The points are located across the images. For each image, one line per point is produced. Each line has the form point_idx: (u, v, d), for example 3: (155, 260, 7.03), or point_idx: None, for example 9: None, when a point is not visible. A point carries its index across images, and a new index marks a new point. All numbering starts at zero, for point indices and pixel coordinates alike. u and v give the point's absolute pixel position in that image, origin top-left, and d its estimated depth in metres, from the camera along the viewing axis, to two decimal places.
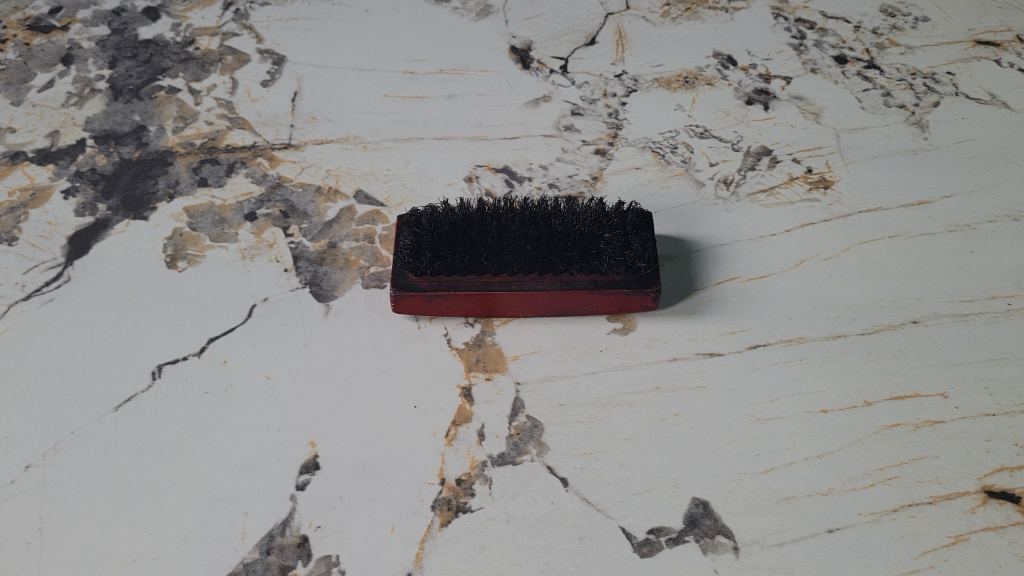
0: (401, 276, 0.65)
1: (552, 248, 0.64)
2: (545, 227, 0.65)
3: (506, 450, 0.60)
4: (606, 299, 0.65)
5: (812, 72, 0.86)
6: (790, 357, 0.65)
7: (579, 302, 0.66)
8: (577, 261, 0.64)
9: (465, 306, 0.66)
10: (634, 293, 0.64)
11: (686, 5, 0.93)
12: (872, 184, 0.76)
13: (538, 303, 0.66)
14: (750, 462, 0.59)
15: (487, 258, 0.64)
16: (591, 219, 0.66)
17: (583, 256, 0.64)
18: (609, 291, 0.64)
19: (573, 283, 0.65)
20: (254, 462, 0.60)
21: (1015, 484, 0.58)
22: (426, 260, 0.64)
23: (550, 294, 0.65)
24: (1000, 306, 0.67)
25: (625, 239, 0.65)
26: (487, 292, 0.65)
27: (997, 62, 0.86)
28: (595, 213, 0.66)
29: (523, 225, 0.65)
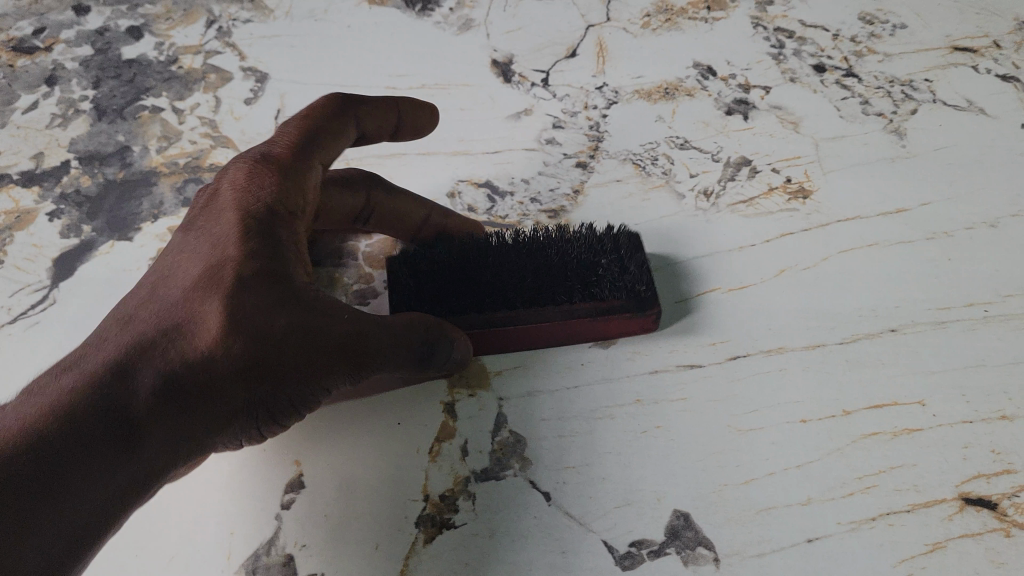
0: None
1: (548, 279, 0.68)
2: (537, 264, 0.69)
3: (490, 466, 0.61)
4: (608, 321, 0.67)
5: (791, 81, 0.87)
6: (770, 367, 0.65)
7: (579, 328, 0.67)
8: (577, 287, 0.67)
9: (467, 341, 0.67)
10: (633, 312, 0.66)
11: (666, 14, 0.94)
12: (851, 193, 0.77)
13: (538, 333, 0.67)
14: (731, 473, 0.60)
15: (486, 293, 0.67)
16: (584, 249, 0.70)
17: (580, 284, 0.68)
18: (612, 316, 0.66)
19: (575, 311, 0.67)
20: (239, 482, 0.61)
21: (992, 491, 0.59)
22: (424, 290, 0.67)
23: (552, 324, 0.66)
24: (977, 313, 0.68)
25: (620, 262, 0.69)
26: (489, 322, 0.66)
27: (975, 68, 0.87)
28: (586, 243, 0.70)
29: (516, 263, 0.69)
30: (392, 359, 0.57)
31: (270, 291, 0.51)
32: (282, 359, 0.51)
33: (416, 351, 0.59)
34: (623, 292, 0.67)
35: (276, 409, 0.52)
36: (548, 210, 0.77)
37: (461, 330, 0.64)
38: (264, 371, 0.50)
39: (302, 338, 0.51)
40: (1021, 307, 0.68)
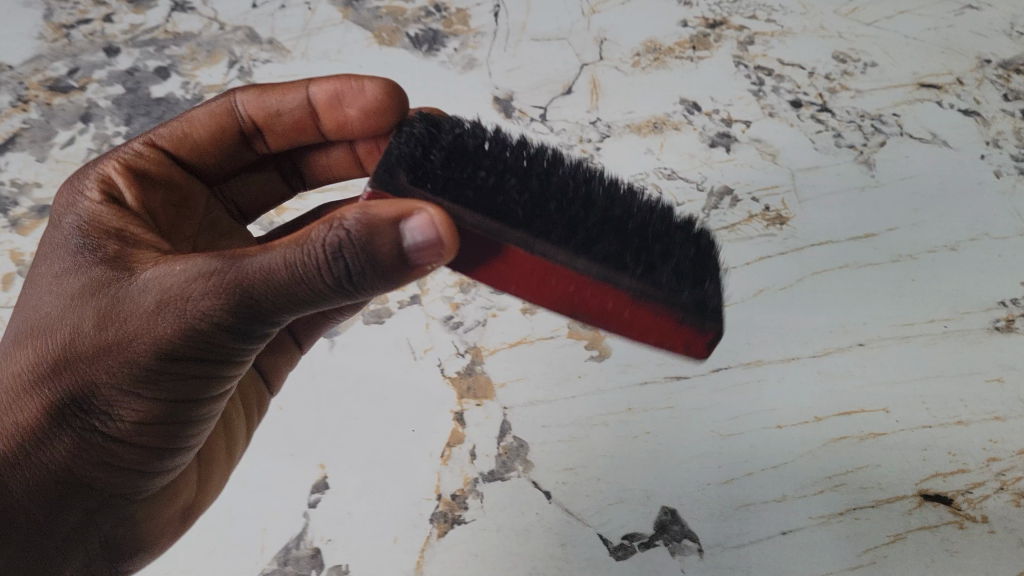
0: (388, 178, 0.51)
1: (600, 219, 0.54)
2: (599, 191, 0.57)
3: (496, 467, 0.68)
4: (656, 320, 0.51)
5: (770, 117, 0.93)
6: (749, 378, 0.72)
7: (618, 311, 0.51)
8: (635, 255, 0.52)
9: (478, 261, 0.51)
10: (693, 313, 0.50)
11: (655, 54, 0.99)
12: (825, 220, 0.84)
13: (561, 286, 0.51)
14: (714, 473, 0.67)
15: (514, 202, 0.51)
16: (652, 213, 0.58)
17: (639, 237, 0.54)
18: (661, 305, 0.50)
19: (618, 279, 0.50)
20: (271, 483, 0.68)
21: (947, 488, 0.66)
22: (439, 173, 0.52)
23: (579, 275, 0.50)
24: (938, 329, 0.75)
25: (699, 263, 0.55)
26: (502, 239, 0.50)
27: (939, 103, 0.93)
28: (665, 216, 0.58)
29: (575, 181, 0.57)
30: (250, 295, 0.46)
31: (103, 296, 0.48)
32: (94, 347, 0.48)
33: (306, 266, 0.45)
34: (692, 296, 0.51)
35: (134, 402, 0.50)
36: None
37: (351, 241, 0.44)
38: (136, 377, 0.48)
39: (153, 336, 0.47)
40: (977, 323, 0.75)
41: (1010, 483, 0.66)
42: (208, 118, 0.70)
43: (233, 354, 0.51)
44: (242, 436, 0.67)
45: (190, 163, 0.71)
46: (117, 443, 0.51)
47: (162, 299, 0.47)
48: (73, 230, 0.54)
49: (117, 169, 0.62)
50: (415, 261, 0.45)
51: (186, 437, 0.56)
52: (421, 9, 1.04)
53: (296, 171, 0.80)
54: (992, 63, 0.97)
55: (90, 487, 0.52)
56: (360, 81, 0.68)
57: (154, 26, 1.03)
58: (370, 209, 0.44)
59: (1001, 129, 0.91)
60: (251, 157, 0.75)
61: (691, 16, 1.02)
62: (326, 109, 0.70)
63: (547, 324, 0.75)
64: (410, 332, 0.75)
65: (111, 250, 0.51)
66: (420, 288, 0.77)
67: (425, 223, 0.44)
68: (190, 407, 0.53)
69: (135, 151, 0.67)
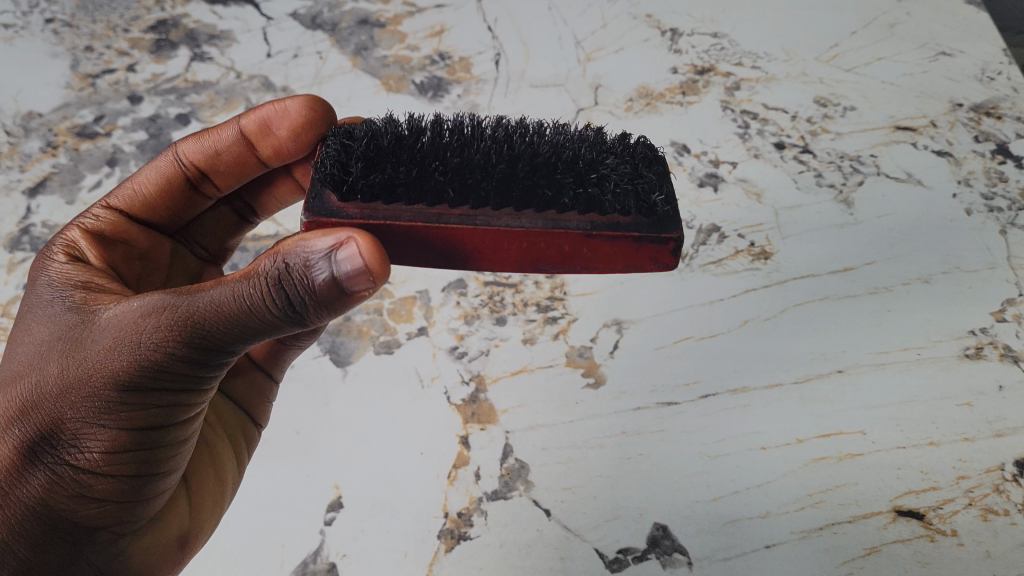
0: (320, 204, 0.60)
1: (531, 166, 0.62)
2: (517, 138, 0.65)
3: (499, 487, 0.73)
4: (614, 246, 0.61)
5: (755, 157, 0.99)
6: (735, 404, 0.77)
7: (575, 247, 0.61)
8: (572, 190, 0.61)
9: (430, 243, 0.60)
10: (650, 235, 0.61)
11: (647, 99, 1.06)
12: (806, 256, 0.90)
13: (516, 246, 0.61)
14: (702, 492, 0.72)
15: (444, 182, 0.60)
16: (574, 140, 0.66)
17: (572, 171, 0.63)
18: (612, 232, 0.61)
19: (563, 223, 0.60)
20: (288, 502, 0.73)
21: (920, 504, 0.71)
22: (360, 178, 0.60)
23: (527, 232, 0.60)
24: (911, 356, 0.80)
25: (632, 172, 0.63)
26: (441, 224, 0.59)
27: (914, 145, 0.99)
28: (590, 139, 0.67)
29: (494, 143, 0.64)
30: (201, 328, 0.54)
31: (72, 344, 0.56)
32: (64, 385, 0.54)
33: (257, 294, 0.53)
34: (639, 214, 0.61)
35: (101, 432, 0.55)
36: None
37: (291, 269, 0.52)
38: (102, 408, 0.55)
39: (118, 370, 0.54)
40: (949, 351, 0.80)
41: (978, 499, 0.71)
42: (154, 174, 0.78)
43: (191, 382, 0.57)
44: (233, 471, 0.72)
45: (146, 218, 0.79)
46: (89, 474, 0.56)
47: (121, 340, 0.54)
48: (47, 288, 0.62)
49: (80, 233, 0.70)
50: (350, 288, 0.52)
51: (166, 465, 0.60)
52: (426, 58, 1.12)
53: (247, 207, 0.87)
54: (964, 106, 1.03)
55: (68, 520, 0.57)
56: (282, 103, 0.76)
57: (175, 75, 1.10)
58: (304, 245, 0.52)
59: (972, 169, 0.96)
60: (204, 205, 0.83)
61: (680, 63, 1.09)
62: (259, 137, 0.78)
63: (546, 354, 0.81)
64: (418, 361, 0.81)
65: (80, 304, 0.59)
66: (427, 321, 0.84)
67: (354, 251, 0.51)
68: (158, 435, 0.58)
69: (93, 214, 0.74)
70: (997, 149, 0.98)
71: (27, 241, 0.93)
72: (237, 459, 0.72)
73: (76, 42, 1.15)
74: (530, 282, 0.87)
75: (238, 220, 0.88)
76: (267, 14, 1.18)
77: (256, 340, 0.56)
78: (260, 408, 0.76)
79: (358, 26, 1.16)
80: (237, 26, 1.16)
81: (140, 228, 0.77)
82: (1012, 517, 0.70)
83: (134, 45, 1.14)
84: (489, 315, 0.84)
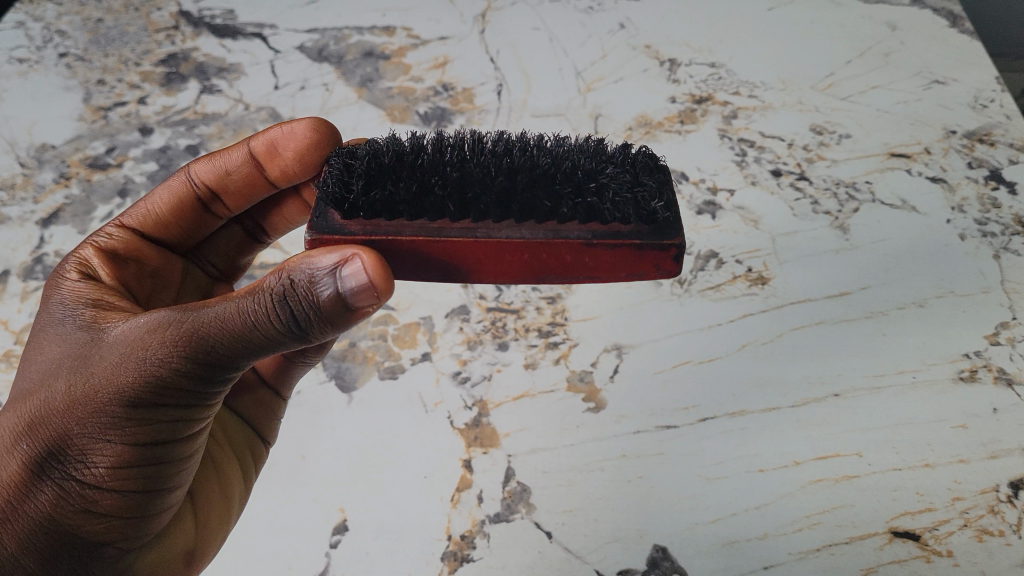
0: (324, 222, 0.62)
1: (530, 180, 0.64)
2: (517, 153, 0.67)
3: (501, 510, 0.74)
4: (615, 255, 0.62)
5: (753, 185, 1.01)
6: (732, 427, 0.78)
7: (577, 257, 0.62)
8: (570, 201, 0.62)
9: (432, 257, 0.62)
10: (651, 242, 0.61)
11: (646, 128, 1.08)
12: (803, 281, 0.91)
13: (518, 258, 0.62)
14: (701, 514, 0.73)
15: (444, 198, 0.62)
16: (573, 152, 0.68)
17: (571, 182, 0.64)
18: (613, 241, 0.61)
19: (563, 234, 0.62)
20: (294, 525, 0.74)
21: (916, 525, 0.72)
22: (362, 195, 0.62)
23: (526, 243, 0.61)
24: (907, 379, 0.81)
25: (631, 180, 0.64)
26: (442, 237, 0.61)
27: (908, 171, 1.01)
28: (590, 152, 0.68)
29: (494, 158, 0.66)
30: (207, 345, 0.55)
31: (80, 361, 0.57)
32: (72, 401, 0.56)
33: (262, 311, 0.54)
34: (640, 222, 0.62)
35: (107, 447, 0.57)
36: (546, 296, 0.90)
37: (295, 285, 0.54)
38: (110, 423, 0.56)
39: (123, 385, 0.56)
40: (943, 374, 0.81)
41: (973, 520, 0.72)
42: (167, 195, 0.80)
43: (197, 397, 0.59)
44: (240, 485, 0.74)
45: (158, 237, 0.81)
46: (96, 490, 0.57)
47: (127, 357, 0.56)
48: (58, 307, 0.64)
49: (93, 251, 0.73)
50: (353, 303, 0.54)
51: (172, 481, 0.62)
52: (430, 89, 1.14)
53: (257, 228, 0.90)
54: (958, 133, 1.05)
55: (74, 534, 0.58)
56: (289, 125, 0.78)
57: (185, 107, 1.13)
58: (309, 262, 0.54)
59: (966, 195, 0.98)
60: (214, 224, 0.85)
61: (678, 92, 1.12)
62: (267, 158, 0.79)
63: (547, 379, 0.82)
64: (422, 387, 0.82)
65: (90, 322, 0.61)
66: (431, 346, 0.86)
67: (359, 268, 0.53)
68: (163, 450, 0.59)
69: (107, 234, 0.76)
70: (990, 175, 1.00)
71: (40, 270, 0.95)
72: (245, 475, 0.75)
73: (89, 76, 1.18)
74: (532, 308, 0.89)
75: (248, 239, 0.90)
76: (275, 47, 1.21)
77: (261, 356, 0.58)
78: (267, 425, 0.79)
79: (364, 58, 1.19)
80: (245, 59, 1.19)
81: (152, 247, 0.80)
82: (1007, 538, 0.71)
83: (145, 78, 1.17)
84: (491, 341, 0.86)
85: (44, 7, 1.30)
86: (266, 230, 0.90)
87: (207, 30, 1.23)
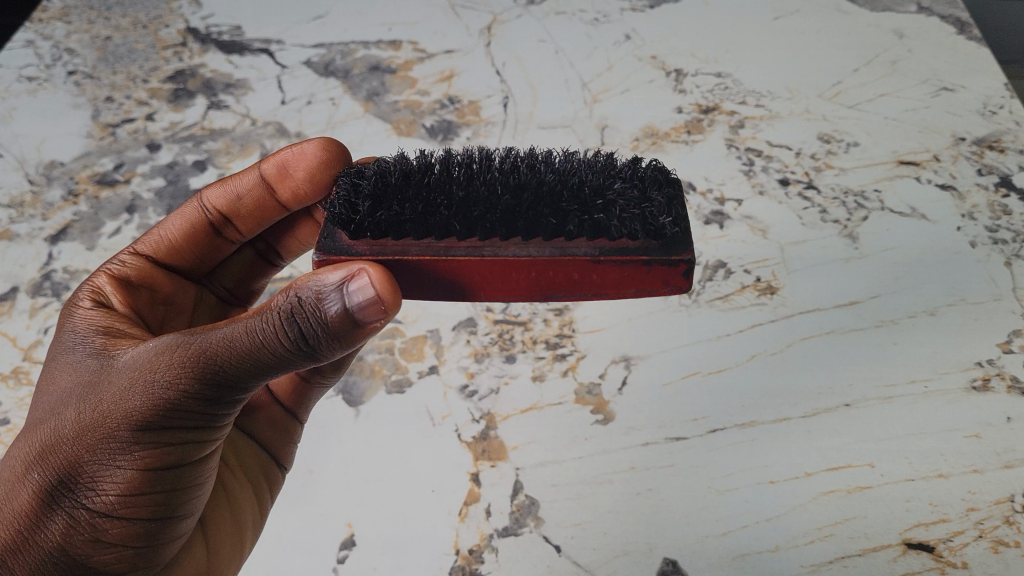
0: (331, 243, 0.63)
1: (536, 196, 0.63)
2: (524, 169, 0.67)
3: (510, 524, 0.74)
4: (623, 271, 0.62)
5: (760, 194, 1.00)
6: (743, 438, 0.78)
7: (584, 275, 0.62)
8: (576, 218, 0.62)
9: (439, 276, 0.62)
10: (659, 258, 0.61)
11: (653, 138, 1.07)
12: (812, 290, 0.90)
13: (525, 276, 0.62)
14: (712, 527, 0.72)
15: (449, 216, 0.62)
16: (582, 167, 0.67)
17: (578, 199, 0.63)
18: (620, 257, 0.61)
19: (569, 250, 0.62)
20: (302, 541, 0.74)
21: (930, 536, 0.71)
22: (369, 216, 0.62)
23: (532, 261, 0.61)
24: (919, 389, 0.80)
25: (639, 196, 0.63)
26: (448, 257, 0.61)
27: (918, 179, 1.00)
28: (598, 166, 0.67)
29: (501, 174, 0.66)
30: (215, 365, 0.55)
31: (92, 389, 0.58)
32: (82, 428, 0.56)
33: (270, 331, 0.54)
34: (648, 237, 0.62)
35: (118, 474, 0.57)
36: (553, 308, 0.89)
37: (303, 302, 0.54)
38: (120, 449, 0.56)
39: (133, 410, 0.56)
40: (956, 383, 0.80)
41: (988, 531, 0.71)
42: (180, 221, 0.81)
43: (206, 420, 0.59)
44: (254, 512, 0.73)
45: (171, 264, 0.81)
46: (105, 517, 0.57)
47: (137, 382, 0.56)
48: (70, 334, 0.65)
49: (106, 278, 0.73)
50: (361, 319, 0.54)
51: (184, 508, 0.62)
52: (436, 102, 1.14)
53: (269, 250, 0.89)
54: (967, 140, 1.04)
55: (85, 564, 0.58)
56: (300, 147, 0.78)
57: (193, 123, 1.13)
58: (317, 279, 0.54)
59: (976, 203, 0.97)
60: (228, 249, 0.85)
61: (685, 103, 1.11)
62: (278, 180, 0.80)
63: (555, 391, 0.82)
64: (429, 401, 0.82)
65: (100, 349, 0.61)
66: (438, 360, 0.86)
67: (366, 283, 0.53)
68: (174, 474, 0.59)
69: (120, 261, 0.77)
70: (1000, 182, 0.99)
71: (48, 286, 0.96)
72: (258, 501, 0.74)
73: (97, 93, 1.19)
74: (539, 320, 0.88)
75: (261, 262, 0.90)
76: (282, 63, 1.21)
77: (271, 376, 0.58)
78: (283, 450, 0.78)
79: (370, 72, 1.19)
80: (252, 74, 1.20)
81: (165, 273, 0.80)
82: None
83: (152, 95, 1.18)
84: (499, 353, 0.86)
85: (53, 26, 1.31)
86: (283, 254, 0.90)
87: (215, 46, 1.24)
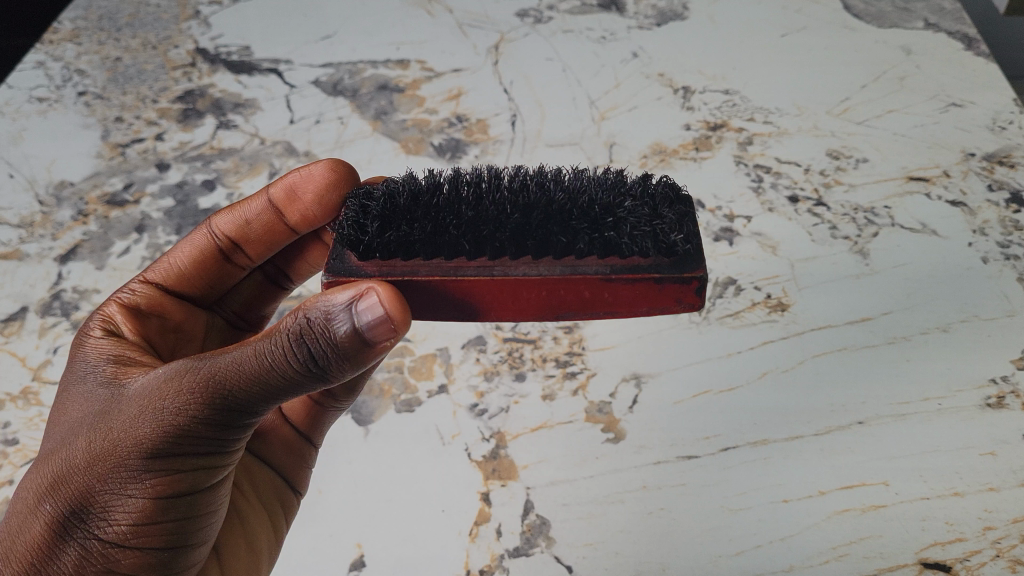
0: (341, 264, 0.62)
1: (546, 215, 0.64)
2: (534, 187, 0.67)
3: (520, 544, 0.73)
4: (635, 289, 0.61)
5: (770, 211, 1.00)
6: (756, 456, 0.77)
7: (595, 293, 0.62)
8: (587, 236, 0.62)
9: (450, 297, 0.62)
10: (671, 275, 0.60)
11: (661, 156, 1.07)
12: (823, 307, 0.90)
13: (536, 295, 0.62)
14: (724, 547, 0.72)
15: (458, 236, 0.62)
16: (591, 184, 0.67)
17: (588, 216, 0.63)
18: (632, 275, 0.61)
19: (580, 268, 0.61)
20: (311, 563, 0.74)
21: (946, 556, 0.70)
22: (379, 237, 0.62)
23: (542, 280, 0.61)
24: (933, 406, 0.80)
25: (650, 213, 0.63)
26: (457, 277, 0.61)
27: (928, 195, 0.99)
28: (608, 183, 0.67)
29: (510, 193, 0.66)
30: (225, 390, 0.55)
31: (102, 418, 0.57)
32: (92, 458, 0.56)
33: (280, 355, 0.54)
34: (659, 255, 0.61)
35: (130, 503, 0.56)
36: (563, 325, 0.89)
37: (312, 323, 0.54)
38: (131, 478, 0.56)
39: (143, 438, 0.55)
40: (970, 401, 0.80)
41: (1005, 550, 0.70)
42: (189, 248, 0.81)
43: (216, 446, 0.58)
44: (269, 539, 0.72)
45: (183, 293, 0.81)
46: (117, 547, 0.57)
47: (147, 410, 0.56)
48: (81, 363, 0.65)
49: (117, 307, 0.73)
50: (370, 339, 0.53)
51: (197, 536, 0.61)
52: (444, 121, 1.15)
53: (278, 274, 0.89)
54: (977, 156, 1.04)
55: None
56: (308, 170, 0.78)
57: (202, 143, 1.14)
58: (325, 299, 0.54)
59: (987, 218, 0.96)
60: (238, 275, 0.85)
61: (693, 120, 1.11)
62: (287, 203, 0.80)
63: (565, 409, 0.81)
64: (438, 420, 0.82)
65: (111, 378, 0.61)
66: (447, 378, 0.85)
67: (374, 302, 0.53)
68: (185, 502, 0.59)
69: (130, 291, 0.77)
70: (1011, 198, 0.98)
71: (58, 306, 0.96)
72: (274, 528, 0.73)
73: (107, 113, 1.19)
74: (549, 338, 0.88)
75: (270, 285, 0.90)
76: (290, 82, 1.22)
77: (282, 400, 0.57)
78: (300, 476, 0.77)
79: (378, 91, 1.19)
80: (261, 94, 1.20)
81: (175, 301, 0.80)
82: None
83: (162, 115, 1.18)
84: (508, 371, 0.85)
85: (64, 47, 1.32)
86: (294, 277, 0.90)
87: (224, 66, 1.25)
